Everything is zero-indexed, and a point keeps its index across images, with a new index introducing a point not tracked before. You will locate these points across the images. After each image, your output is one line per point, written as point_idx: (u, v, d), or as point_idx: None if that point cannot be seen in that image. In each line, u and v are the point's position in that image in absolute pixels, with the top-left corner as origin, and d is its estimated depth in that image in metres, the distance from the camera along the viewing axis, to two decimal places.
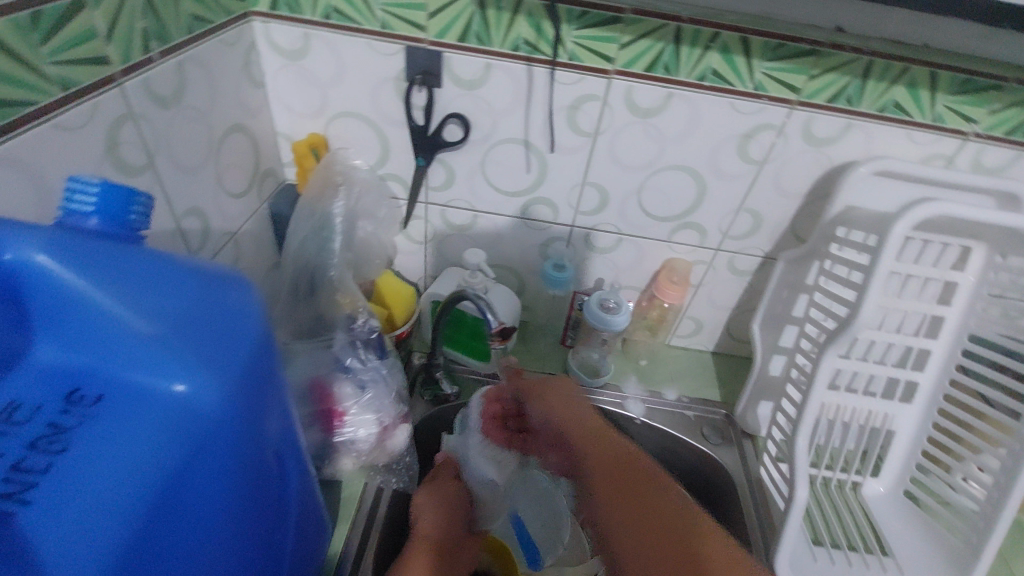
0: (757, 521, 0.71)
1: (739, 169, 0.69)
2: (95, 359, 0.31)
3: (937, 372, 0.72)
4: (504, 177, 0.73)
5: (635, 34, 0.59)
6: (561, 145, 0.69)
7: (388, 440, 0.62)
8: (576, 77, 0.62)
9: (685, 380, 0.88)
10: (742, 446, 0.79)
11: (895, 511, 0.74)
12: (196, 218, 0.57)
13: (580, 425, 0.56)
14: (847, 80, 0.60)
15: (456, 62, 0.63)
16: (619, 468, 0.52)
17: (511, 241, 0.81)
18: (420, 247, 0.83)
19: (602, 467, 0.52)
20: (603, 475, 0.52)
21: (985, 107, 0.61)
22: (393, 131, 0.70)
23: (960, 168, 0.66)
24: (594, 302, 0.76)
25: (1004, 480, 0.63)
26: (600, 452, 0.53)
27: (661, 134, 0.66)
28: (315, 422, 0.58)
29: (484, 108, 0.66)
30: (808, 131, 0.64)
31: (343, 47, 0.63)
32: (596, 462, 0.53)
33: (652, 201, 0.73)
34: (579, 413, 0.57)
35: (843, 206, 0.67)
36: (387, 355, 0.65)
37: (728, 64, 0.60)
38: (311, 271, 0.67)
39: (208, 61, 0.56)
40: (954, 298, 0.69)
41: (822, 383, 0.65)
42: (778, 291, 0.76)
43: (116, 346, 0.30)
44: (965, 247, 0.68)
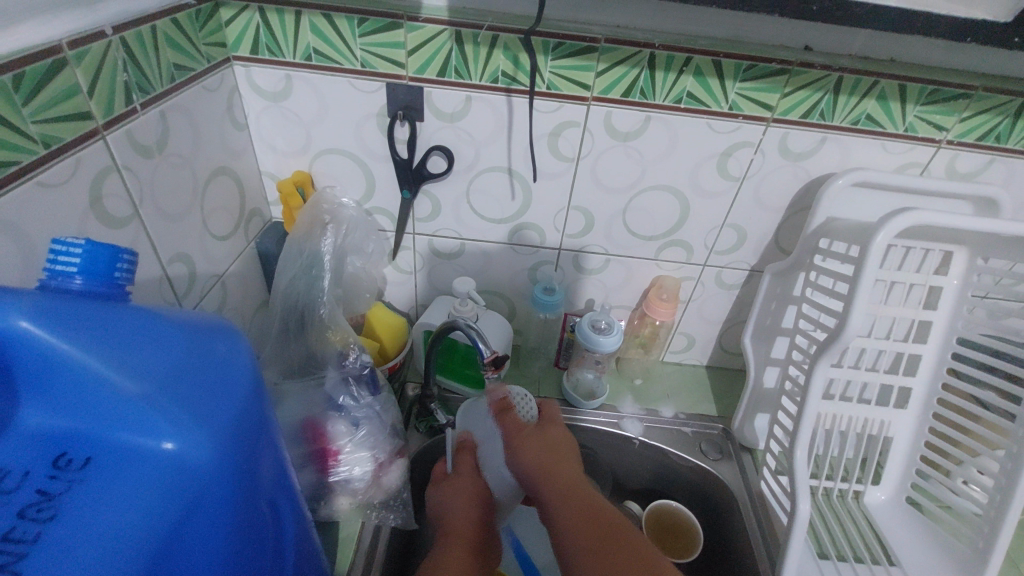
0: (762, 538, 0.70)
1: (720, 186, 0.70)
2: (82, 422, 0.30)
3: (930, 377, 0.72)
4: (490, 205, 0.73)
5: (610, 62, 0.60)
6: (543, 171, 0.70)
7: (383, 477, 0.62)
8: (554, 105, 0.64)
9: (681, 396, 0.87)
10: (741, 460, 0.79)
11: (900, 517, 0.73)
12: (183, 264, 0.57)
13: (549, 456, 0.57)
14: (819, 96, 0.62)
15: (436, 96, 0.64)
16: (578, 506, 0.53)
17: (500, 267, 0.81)
18: (409, 277, 0.83)
19: (563, 503, 0.53)
20: (563, 513, 0.52)
21: (954, 116, 0.63)
22: (378, 165, 0.70)
23: (935, 175, 0.67)
24: (585, 323, 0.76)
25: (1005, 483, 0.62)
26: (561, 489, 0.54)
27: (641, 157, 0.68)
28: (309, 462, 0.58)
29: (466, 139, 0.67)
30: (784, 146, 0.66)
31: (325, 86, 0.64)
32: (556, 490, 0.54)
33: (636, 221, 0.74)
34: (549, 447, 0.58)
35: (825, 217, 0.67)
36: (380, 391, 0.65)
37: (702, 87, 0.61)
38: (299, 310, 0.67)
39: (191, 108, 0.57)
40: (940, 302, 0.70)
41: (817, 395, 0.65)
42: (766, 304, 0.76)
43: (103, 408, 0.30)
44: (946, 251, 0.69)
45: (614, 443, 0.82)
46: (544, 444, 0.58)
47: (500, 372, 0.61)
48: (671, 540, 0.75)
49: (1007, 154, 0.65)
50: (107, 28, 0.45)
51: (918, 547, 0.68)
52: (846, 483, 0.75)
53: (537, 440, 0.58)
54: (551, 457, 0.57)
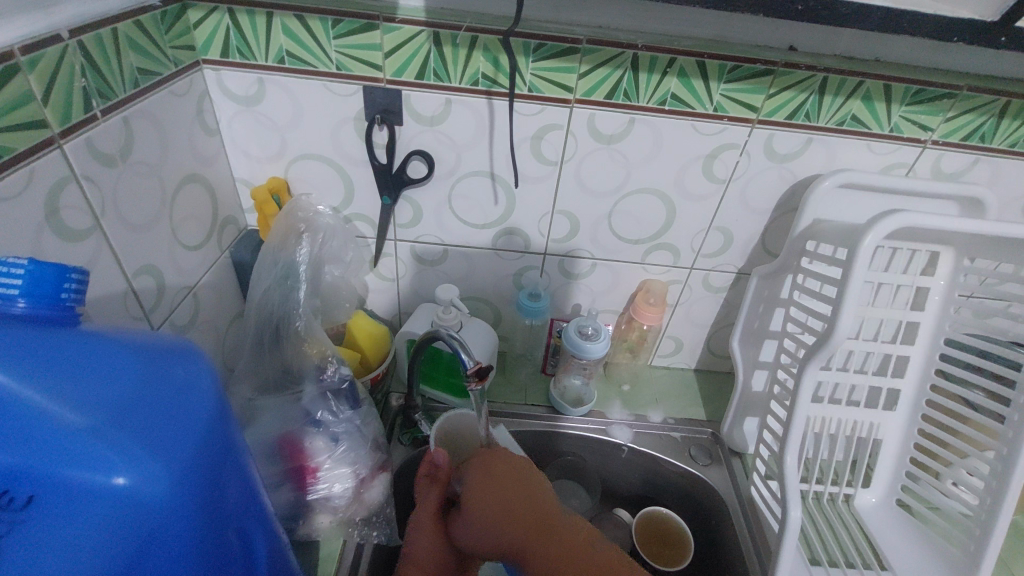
0: (753, 546, 0.69)
1: (706, 189, 0.69)
2: (15, 458, 0.28)
3: (918, 378, 0.71)
4: (472, 210, 0.72)
5: (593, 63, 0.59)
6: (526, 175, 0.68)
7: (364, 492, 0.60)
8: (537, 107, 0.62)
9: (670, 401, 0.86)
10: (731, 465, 0.78)
11: (890, 520, 0.72)
12: (150, 276, 0.55)
13: (495, 492, 0.55)
14: (805, 96, 0.61)
15: (415, 99, 0.62)
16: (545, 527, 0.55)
17: (484, 273, 0.79)
18: (391, 284, 0.81)
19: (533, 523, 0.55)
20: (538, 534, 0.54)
21: (939, 116, 0.62)
22: (356, 170, 0.68)
23: (921, 175, 0.67)
24: (571, 329, 0.75)
25: (996, 485, 0.62)
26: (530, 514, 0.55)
27: (626, 159, 0.66)
28: (286, 481, 0.56)
29: (446, 144, 0.65)
30: (769, 147, 0.65)
31: (299, 90, 0.62)
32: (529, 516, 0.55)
33: (622, 224, 0.73)
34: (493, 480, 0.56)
35: (812, 220, 0.66)
36: (360, 404, 0.63)
37: (687, 88, 0.60)
38: (275, 321, 0.64)
39: (157, 113, 0.54)
40: (927, 303, 0.69)
41: (806, 399, 0.64)
42: (754, 307, 0.75)
43: (43, 442, 0.28)
44: (934, 252, 0.68)
45: (602, 449, 0.81)
46: (495, 476, 0.57)
47: (483, 385, 0.58)
48: (660, 547, 0.74)
49: (992, 154, 0.65)
50: (64, 32, 0.43)
51: (910, 549, 0.68)
52: (837, 487, 0.74)
53: (481, 482, 0.56)
54: (497, 490, 0.55)
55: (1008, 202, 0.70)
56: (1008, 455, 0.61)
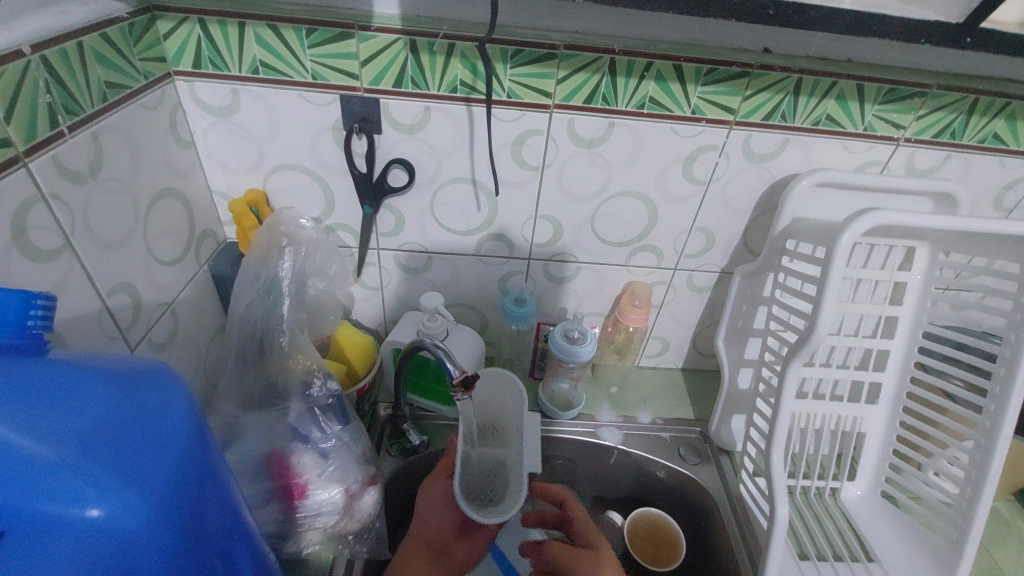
0: (742, 542, 0.69)
1: (687, 190, 0.69)
2: None
3: (899, 371, 0.72)
4: (454, 217, 0.71)
5: (571, 69, 0.59)
6: (507, 181, 0.68)
7: (356, 506, 0.58)
8: (516, 113, 0.62)
9: (658, 401, 0.87)
10: (719, 463, 0.79)
11: (876, 512, 0.73)
12: (126, 294, 0.54)
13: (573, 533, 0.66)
14: (780, 97, 0.61)
15: (393, 107, 0.61)
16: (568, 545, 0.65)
17: (469, 279, 0.79)
18: (375, 293, 0.80)
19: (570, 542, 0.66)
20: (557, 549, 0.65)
21: (911, 114, 0.63)
22: (336, 180, 0.68)
23: (895, 172, 0.68)
24: (558, 333, 0.75)
25: (976, 474, 0.63)
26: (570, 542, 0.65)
27: (607, 163, 0.66)
28: (272, 499, 0.54)
29: (427, 151, 0.65)
30: (748, 148, 0.65)
31: (275, 99, 0.61)
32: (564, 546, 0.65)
33: (605, 227, 0.73)
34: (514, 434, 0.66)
35: (791, 218, 0.67)
36: (349, 420, 0.62)
37: (665, 92, 0.61)
38: (257, 336, 0.63)
39: (127, 127, 0.53)
40: (905, 297, 0.71)
41: (790, 395, 0.64)
42: (738, 306, 0.76)
43: (7, 479, 0.27)
44: (909, 247, 0.69)
45: (592, 452, 0.81)
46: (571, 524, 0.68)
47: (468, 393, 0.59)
48: (648, 543, 0.75)
49: (963, 150, 0.67)
50: (26, 47, 0.42)
51: (895, 539, 0.69)
52: (823, 481, 0.76)
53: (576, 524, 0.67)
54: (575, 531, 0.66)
55: (978, 197, 0.72)
56: (986, 445, 0.62)
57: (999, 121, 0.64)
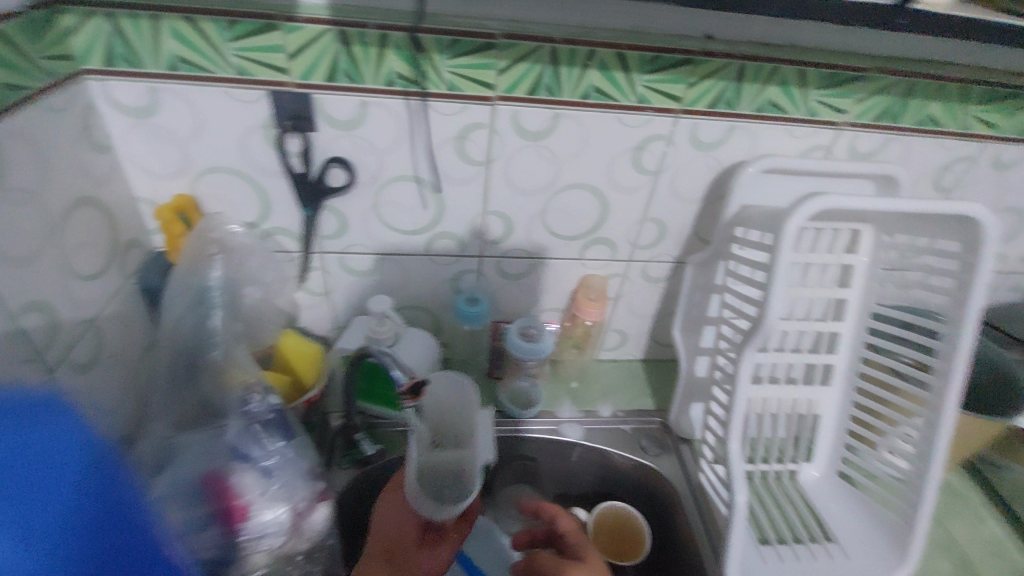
0: (704, 530, 0.69)
1: (636, 180, 0.68)
2: None
3: (850, 353, 0.73)
4: (400, 216, 0.68)
5: (511, 58, 0.57)
6: (454, 177, 0.65)
7: (305, 523, 0.55)
8: (456, 107, 0.60)
9: (618, 394, 0.87)
10: (680, 452, 0.79)
11: (832, 492, 0.74)
12: (39, 314, 0.49)
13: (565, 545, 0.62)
14: (723, 85, 0.61)
15: (327, 103, 0.58)
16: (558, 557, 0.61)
17: (420, 280, 0.76)
18: (322, 299, 0.76)
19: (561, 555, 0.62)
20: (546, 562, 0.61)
21: (851, 98, 0.64)
22: (271, 182, 0.64)
23: (838, 157, 0.69)
24: (514, 330, 0.74)
25: (925, 451, 0.64)
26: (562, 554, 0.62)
27: (555, 156, 0.65)
28: (211, 523, 0.50)
29: (366, 148, 0.62)
30: (695, 137, 0.65)
31: (198, 97, 0.57)
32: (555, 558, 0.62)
33: (557, 221, 0.71)
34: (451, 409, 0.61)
35: (739, 206, 0.67)
36: (293, 435, 0.59)
37: (609, 81, 0.59)
38: (191, 351, 0.59)
39: (32, 132, 0.48)
40: (853, 280, 0.72)
41: (746, 382, 0.64)
42: (692, 295, 0.76)
43: None
44: (854, 230, 0.70)
45: (554, 450, 0.80)
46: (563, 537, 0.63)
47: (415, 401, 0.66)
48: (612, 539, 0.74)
49: (902, 133, 0.68)
50: None
51: (851, 518, 0.70)
52: (781, 464, 0.76)
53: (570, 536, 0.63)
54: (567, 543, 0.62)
55: (917, 179, 0.73)
56: (935, 422, 0.63)
57: (934, 103, 0.65)
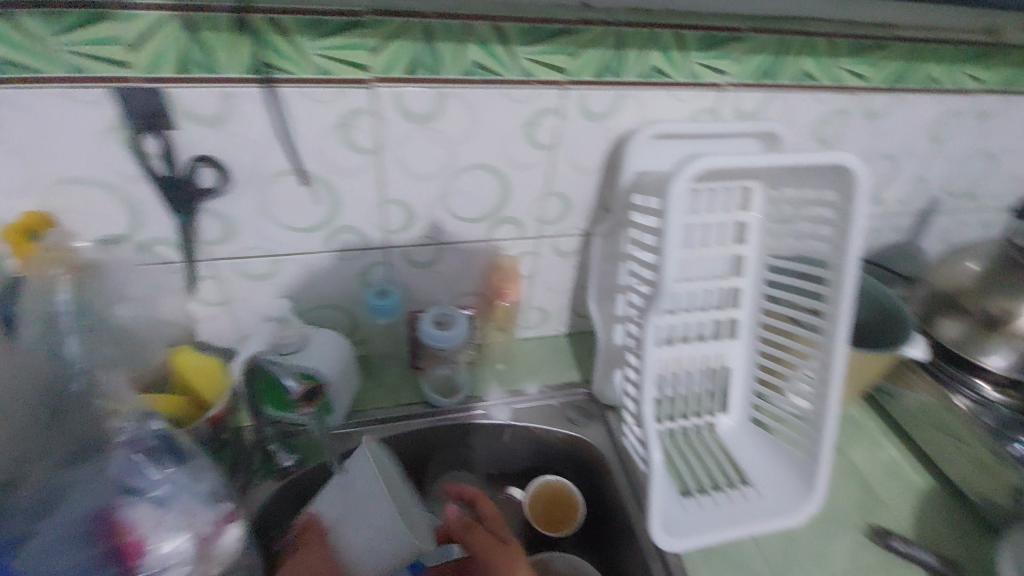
0: (631, 491, 0.72)
1: (534, 156, 0.67)
2: None
3: (751, 305, 0.77)
4: (290, 214, 0.64)
5: (383, 37, 0.54)
6: (342, 167, 0.62)
7: (214, 550, 0.51)
8: (331, 92, 0.56)
9: (544, 371, 0.87)
10: (607, 420, 0.80)
11: (748, 438, 0.79)
12: None
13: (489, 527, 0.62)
14: (605, 53, 0.61)
15: (185, 98, 0.53)
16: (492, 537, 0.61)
17: (324, 279, 0.73)
18: (219, 309, 0.71)
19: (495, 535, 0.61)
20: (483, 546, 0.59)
21: (729, 59, 0.65)
22: (135, 189, 0.58)
23: (725, 118, 0.70)
24: (428, 319, 0.72)
25: (822, 391, 0.68)
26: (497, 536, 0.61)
27: (446, 137, 0.63)
28: (102, 567, 0.46)
29: (238, 144, 0.57)
30: (585, 108, 0.64)
31: (29, 101, 0.50)
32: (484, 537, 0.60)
33: (459, 204, 0.70)
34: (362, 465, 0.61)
35: (634, 174, 0.68)
36: (187, 459, 0.55)
37: (490, 56, 0.58)
38: (65, 383, 0.54)
39: None
40: (749, 236, 0.74)
41: (653, 346, 0.66)
42: (602, 266, 0.77)
43: None
44: (746, 188, 0.73)
45: (484, 433, 0.80)
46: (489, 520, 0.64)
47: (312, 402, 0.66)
48: (551, 514, 0.76)
49: (781, 90, 0.70)
50: None
51: (764, 459, 0.75)
52: (699, 419, 0.80)
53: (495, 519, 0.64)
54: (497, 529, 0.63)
55: (800, 134, 0.76)
56: (827, 362, 0.67)
57: (806, 60, 0.68)
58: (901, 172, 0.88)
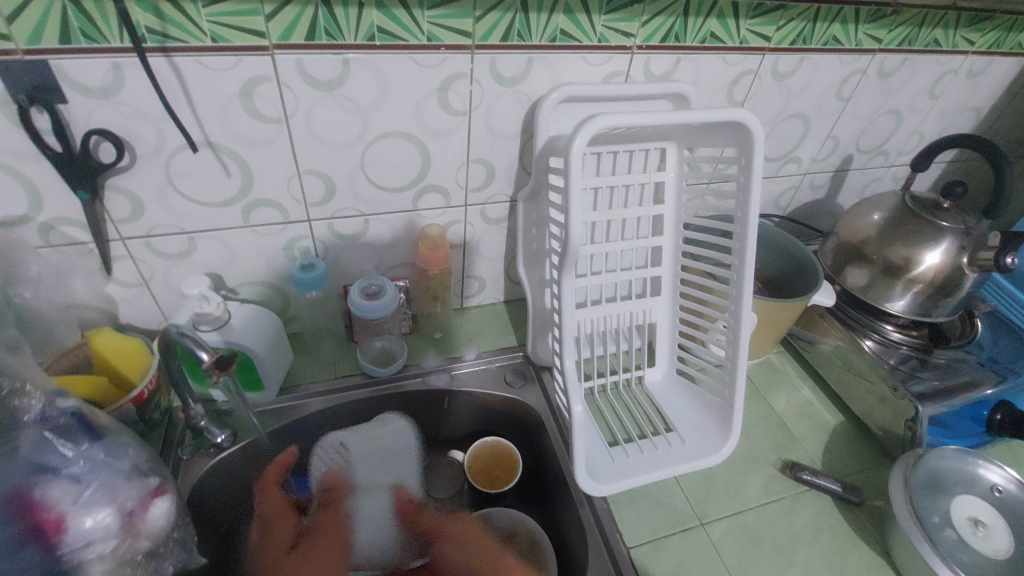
0: (563, 444, 0.76)
1: (450, 123, 0.68)
2: None
3: (671, 262, 0.80)
4: (203, 188, 0.64)
5: (276, 2, 0.53)
6: (251, 139, 0.61)
7: (140, 522, 0.53)
8: (230, 60, 0.55)
9: (482, 337, 0.89)
10: (541, 380, 0.83)
11: (674, 388, 0.83)
12: None
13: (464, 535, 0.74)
14: (510, 17, 0.61)
15: (72, 69, 0.51)
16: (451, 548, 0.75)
17: (248, 254, 0.72)
18: (139, 289, 0.70)
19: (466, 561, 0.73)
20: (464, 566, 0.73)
21: (636, 21, 0.67)
22: (28, 167, 0.56)
23: (636, 79, 0.72)
24: (356, 292, 0.73)
25: (733, 338, 0.73)
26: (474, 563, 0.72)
27: (356, 105, 0.63)
28: (17, 548, 0.46)
29: (136, 116, 0.56)
30: (496, 72, 0.65)
31: None
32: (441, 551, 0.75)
33: (380, 173, 0.70)
34: (402, 457, 0.82)
35: (548, 138, 0.70)
36: (102, 435, 0.55)
37: (392, 20, 0.58)
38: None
39: None
40: (666, 196, 0.77)
41: (570, 304, 0.69)
42: (528, 231, 0.78)
43: None
44: (661, 148, 0.75)
45: (423, 400, 0.82)
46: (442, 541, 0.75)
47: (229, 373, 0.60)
48: (491, 472, 0.78)
49: (689, 51, 0.72)
50: None
51: (687, 406, 0.79)
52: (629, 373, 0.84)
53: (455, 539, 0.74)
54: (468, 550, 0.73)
55: (712, 95, 0.79)
56: (736, 311, 0.72)
57: (712, 20, 0.70)
58: (813, 131, 0.92)
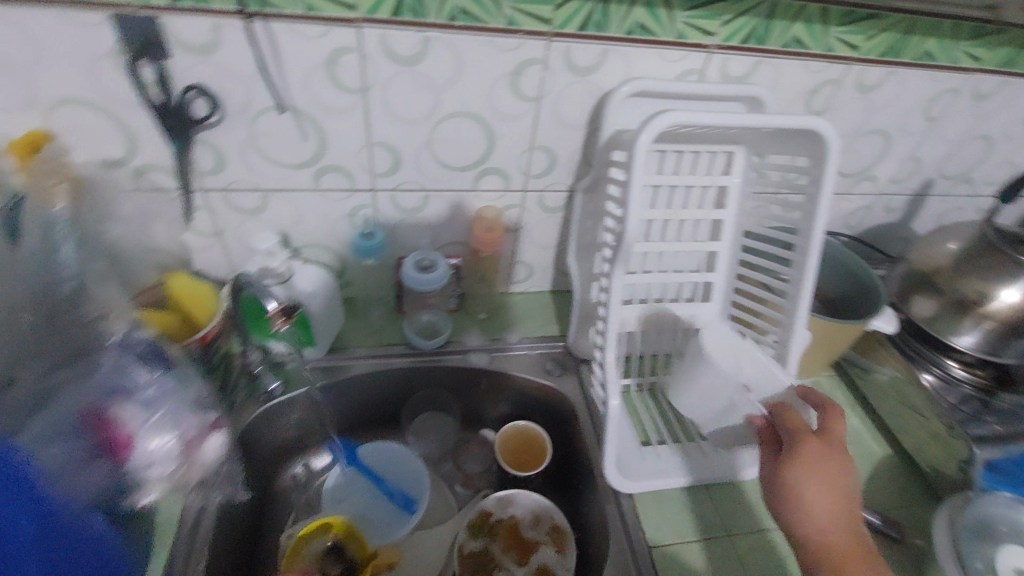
0: (595, 437, 0.76)
1: (519, 108, 0.69)
2: None
3: (727, 268, 0.77)
4: (281, 149, 0.67)
5: None
6: (330, 106, 0.64)
7: (196, 453, 0.57)
8: (320, 29, 0.58)
9: (525, 323, 0.90)
10: (580, 372, 0.83)
11: None
12: None
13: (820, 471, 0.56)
14: (590, 7, 0.61)
15: (178, 27, 0.55)
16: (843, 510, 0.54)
17: (314, 218, 0.76)
18: (213, 240, 0.75)
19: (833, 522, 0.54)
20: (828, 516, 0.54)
21: (717, 20, 0.66)
22: (130, 114, 0.61)
23: (710, 79, 0.71)
24: (411, 264, 0.75)
25: (783, 351, 0.71)
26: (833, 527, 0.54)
27: (430, 82, 0.65)
28: (94, 457, 0.51)
29: (229, 75, 0.60)
30: (570, 61, 0.66)
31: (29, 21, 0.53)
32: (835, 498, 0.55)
33: (445, 150, 0.72)
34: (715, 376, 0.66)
35: (615, 131, 0.70)
36: (172, 366, 0.61)
37: (475, 2, 0.59)
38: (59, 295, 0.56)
39: None
40: (728, 202, 0.75)
41: (618, 298, 0.69)
42: (583, 222, 0.79)
43: None
44: (728, 152, 0.73)
45: (461, 376, 0.84)
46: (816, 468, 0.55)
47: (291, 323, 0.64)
48: (522, 456, 0.78)
49: (770, 55, 0.70)
50: None
51: None
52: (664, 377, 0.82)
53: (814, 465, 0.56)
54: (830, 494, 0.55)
55: (788, 103, 0.77)
56: (790, 324, 0.70)
57: (797, 25, 0.68)
58: (894, 149, 0.88)
